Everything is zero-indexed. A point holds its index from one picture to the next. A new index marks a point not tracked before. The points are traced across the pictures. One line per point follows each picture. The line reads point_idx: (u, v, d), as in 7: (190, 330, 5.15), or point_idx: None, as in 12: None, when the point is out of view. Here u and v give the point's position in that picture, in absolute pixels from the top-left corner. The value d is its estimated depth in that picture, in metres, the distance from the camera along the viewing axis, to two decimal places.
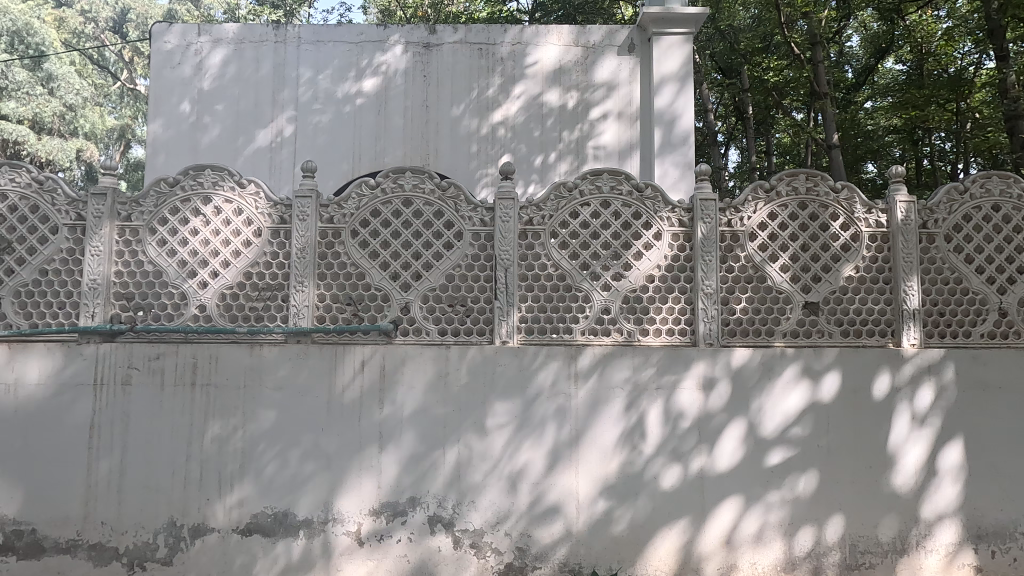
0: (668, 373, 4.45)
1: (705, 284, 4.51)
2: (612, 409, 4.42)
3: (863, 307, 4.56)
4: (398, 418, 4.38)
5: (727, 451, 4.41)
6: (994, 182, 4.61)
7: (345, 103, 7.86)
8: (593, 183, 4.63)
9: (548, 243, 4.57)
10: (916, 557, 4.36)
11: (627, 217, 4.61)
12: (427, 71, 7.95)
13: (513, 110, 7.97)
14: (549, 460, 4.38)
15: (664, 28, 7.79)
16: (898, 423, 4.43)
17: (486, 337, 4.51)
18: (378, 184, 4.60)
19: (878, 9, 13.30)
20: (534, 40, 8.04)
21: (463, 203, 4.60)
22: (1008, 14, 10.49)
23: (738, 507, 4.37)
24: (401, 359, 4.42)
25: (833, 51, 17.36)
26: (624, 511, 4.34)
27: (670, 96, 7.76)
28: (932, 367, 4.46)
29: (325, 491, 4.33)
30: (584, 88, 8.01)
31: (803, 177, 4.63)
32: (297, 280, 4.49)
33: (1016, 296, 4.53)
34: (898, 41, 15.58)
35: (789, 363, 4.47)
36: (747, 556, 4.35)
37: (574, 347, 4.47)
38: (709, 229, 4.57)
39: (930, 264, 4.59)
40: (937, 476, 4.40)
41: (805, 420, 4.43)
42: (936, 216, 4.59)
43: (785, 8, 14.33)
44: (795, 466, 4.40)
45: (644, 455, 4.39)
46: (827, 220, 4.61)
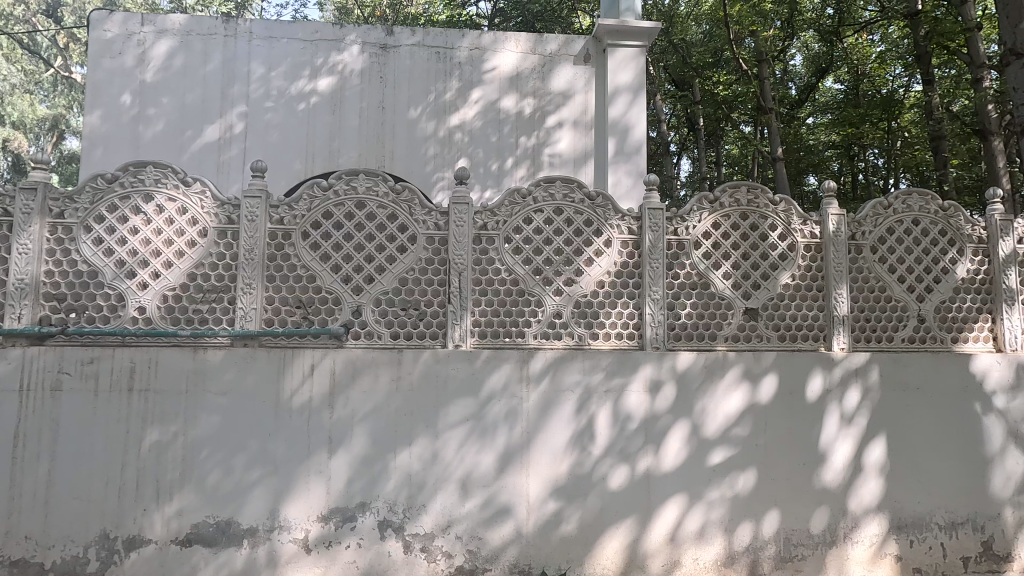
0: (618, 376, 4.58)
1: (652, 289, 4.68)
2: (562, 412, 4.52)
3: (798, 313, 4.83)
4: (348, 422, 4.33)
5: (672, 451, 4.57)
6: (914, 198, 4.98)
7: (298, 102, 7.71)
8: (546, 190, 4.73)
9: (502, 248, 4.63)
10: (843, 548, 4.63)
11: (579, 225, 4.74)
12: (383, 72, 7.90)
13: (471, 114, 8.02)
14: (500, 462, 4.42)
15: (620, 40, 8.07)
16: (829, 422, 4.71)
17: (439, 341, 4.52)
18: (330, 185, 4.55)
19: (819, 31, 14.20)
20: (492, 47, 8.12)
21: (417, 207, 4.60)
22: (935, 43, 11.60)
23: (682, 505, 4.53)
24: (352, 364, 4.37)
25: (777, 69, 18.30)
26: (573, 511, 4.44)
27: (624, 106, 8.02)
28: (859, 370, 4.77)
29: (270, 498, 4.23)
30: (541, 95, 8.17)
31: (744, 190, 4.87)
32: (244, 282, 4.37)
33: (933, 305, 4.90)
34: (836, 62, 16.62)
35: (730, 366, 4.68)
36: (690, 552, 4.51)
37: (526, 351, 4.54)
38: (657, 237, 4.74)
39: (858, 273, 4.92)
40: (862, 472, 4.70)
41: (744, 421, 4.65)
42: (863, 229, 4.92)
43: (734, 26, 15.07)
44: (735, 464, 4.60)
45: (594, 456, 4.50)
46: (766, 231, 4.87)
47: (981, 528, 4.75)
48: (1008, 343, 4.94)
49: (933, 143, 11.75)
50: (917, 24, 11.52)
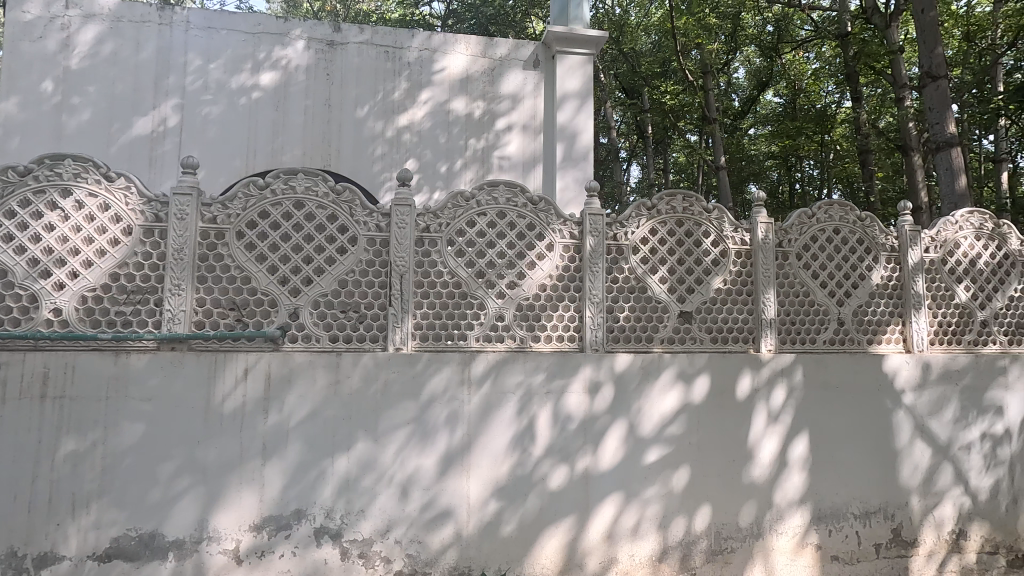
0: (558, 378, 4.67)
1: (592, 292, 4.79)
2: (503, 414, 4.55)
3: (728, 317, 5.06)
4: (283, 428, 4.21)
5: (610, 450, 4.69)
6: (835, 209, 5.33)
7: (239, 96, 7.46)
8: (489, 194, 4.77)
9: (445, 250, 4.63)
10: (769, 539, 4.88)
11: (522, 229, 4.80)
12: (330, 70, 7.76)
13: (419, 115, 7.99)
14: (440, 465, 4.41)
15: (568, 47, 8.28)
16: (756, 420, 4.95)
17: (380, 344, 4.48)
18: (267, 184, 4.42)
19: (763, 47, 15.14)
20: (441, 48, 8.12)
21: (358, 208, 4.54)
22: (861, 63, 12.97)
23: (618, 502, 4.66)
24: (288, 367, 4.26)
25: (722, 81, 19.25)
26: (513, 512, 4.48)
27: (571, 112, 8.18)
28: (784, 370, 5.04)
29: (199, 508, 4.07)
30: (490, 98, 8.25)
31: (680, 198, 5.06)
32: (173, 282, 4.18)
33: (851, 308, 5.25)
34: (775, 77, 17.56)
35: (666, 367, 4.84)
36: (626, 548, 4.64)
37: (468, 353, 4.56)
38: (597, 242, 4.86)
39: (784, 278, 5.20)
40: (787, 467, 4.97)
41: (679, 419, 4.82)
42: (789, 237, 5.21)
43: (681, 37, 15.69)
44: (669, 462, 4.77)
45: (534, 456, 4.57)
46: (700, 237, 5.08)
47: (892, 516, 5.11)
48: (916, 344, 5.34)
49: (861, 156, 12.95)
50: (847, 44, 12.75)
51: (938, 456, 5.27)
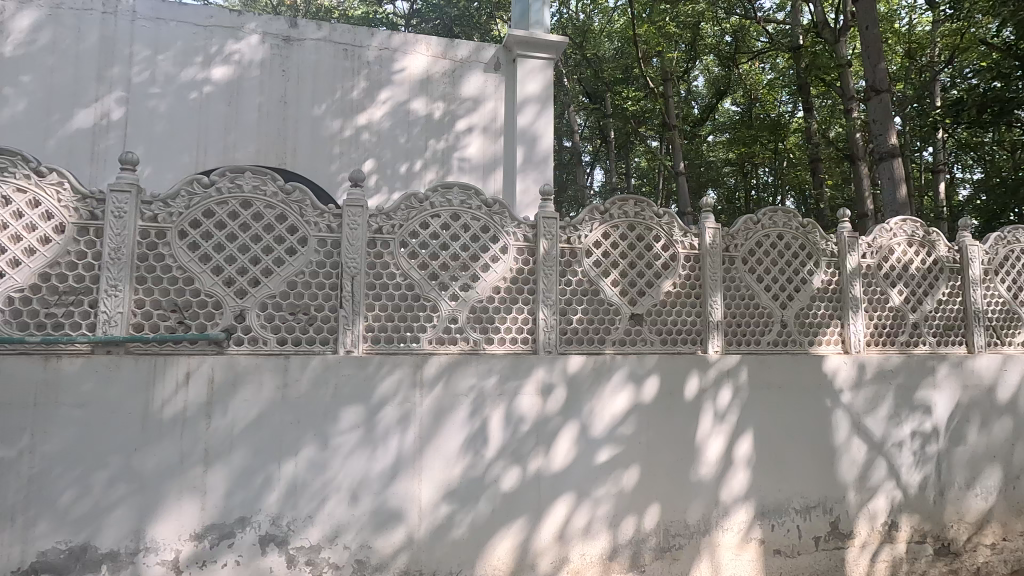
0: (511, 380, 4.69)
1: (546, 295, 4.84)
2: (456, 417, 4.55)
3: (677, 319, 5.21)
4: (227, 434, 4.09)
5: (562, 451, 4.75)
6: (779, 216, 5.54)
7: (189, 90, 7.25)
8: (443, 196, 4.76)
9: (398, 252, 4.60)
10: (715, 535, 5.02)
11: (476, 231, 4.81)
12: (286, 65, 7.64)
13: (378, 115, 8.01)
14: (391, 469, 4.37)
15: (528, 51, 8.49)
16: (704, 420, 5.09)
17: (330, 347, 4.41)
18: (212, 182, 4.29)
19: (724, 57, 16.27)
20: (402, 48, 8.15)
21: (308, 208, 4.46)
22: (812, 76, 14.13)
23: (570, 503, 4.71)
24: (232, 371, 4.14)
25: (683, 89, 20.12)
26: (465, 515, 4.48)
27: (532, 116, 8.49)
28: (730, 371, 5.20)
29: (136, 517, 3.91)
30: (450, 99, 8.34)
31: (632, 203, 5.18)
32: (108, 282, 4.01)
33: (793, 311, 5.47)
34: (733, 86, 18.24)
35: (617, 369, 4.93)
36: (577, 548, 4.70)
37: (420, 356, 4.54)
38: (551, 245, 4.91)
39: (731, 282, 5.38)
40: (732, 464, 5.13)
41: (629, 420, 4.92)
42: (735, 242, 5.40)
43: (645, 45, 16.21)
44: (620, 462, 4.86)
45: (486, 458, 4.58)
46: (651, 241, 5.20)
47: (830, 510, 5.34)
48: (853, 345, 5.60)
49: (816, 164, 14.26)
50: (800, 57, 13.61)
51: (873, 452, 5.54)
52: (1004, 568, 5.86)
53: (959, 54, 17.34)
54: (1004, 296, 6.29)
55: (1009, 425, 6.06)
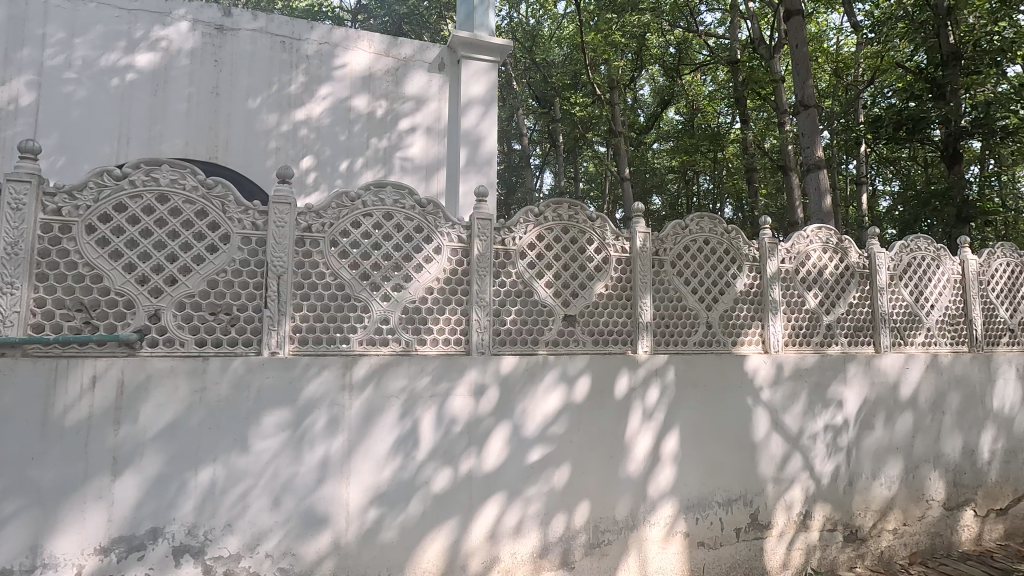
0: (443, 381, 4.68)
1: (479, 296, 4.86)
2: (386, 418, 4.49)
3: (609, 320, 5.35)
4: (138, 440, 3.88)
5: (494, 452, 4.77)
6: (705, 222, 5.79)
7: (110, 76, 7.00)
8: (376, 195, 4.70)
9: (327, 251, 4.50)
10: (642, 530, 5.18)
11: (410, 231, 4.77)
12: (218, 55, 7.52)
13: (318, 110, 7.96)
14: (317, 473, 4.26)
15: (472, 53, 8.63)
16: (633, 418, 5.25)
17: (253, 348, 4.26)
18: (125, 175, 4.06)
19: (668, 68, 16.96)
20: (343, 44, 8.14)
21: (231, 204, 4.29)
22: (748, 89, 14.99)
23: (501, 502, 4.74)
24: (145, 375, 3.93)
25: (629, 96, 20.84)
26: (394, 518, 4.42)
27: (476, 118, 8.61)
28: (658, 370, 5.39)
29: (32, 532, 3.64)
30: (393, 98, 8.37)
31: (566, 206, 5.28)
32: (4, 280, 3.71)
33: (718, 312, 5.73)
34: (675, 96, 19.05)
35: (549, 369, 5.01)
36: (508, 547, 4.73)
37: (350, 357, 4.45)
38: (485, 246, 4.93)
39: (660, 284, 5.58)
40: (659, 461, 5.31)
41: (561, 419, 5.00)
42: (665, 246, 5.60)
43: (592, 52, 16.75)
44: (551, 460, 4.94)
45: (417, 460, 4.54)
46: (584, 244, 5.32)
47: (750, 502, 5.62)
48: (773, 345, 5.92)
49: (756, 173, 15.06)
50: (737, 71, 14.46)
51: (790, 446, 5.86)
52: (904, 551, 6.33)
53: (880, 75, 18.73)
54: (907, 300, 6.81)
55: (911, 419, 6.53)
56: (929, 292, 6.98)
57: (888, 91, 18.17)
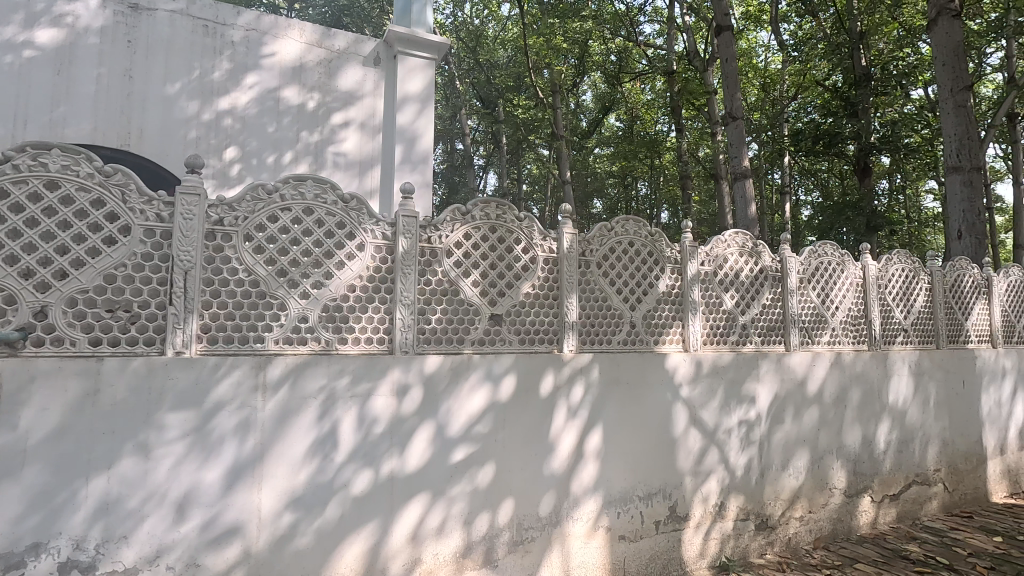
0: (364, 381, 4.58)
1: (403, 295, 4.78)
2: (303, 419, 4.34)
3: (535, 319, 5.41)
4: (19, 448, 3.55)
5: (417, 452, 4.71)
6: (630, 224, 5.97)
7: (5, 51, 6.43)
8: (295, 189, 4.54)
9: (240, 246, 4.31)
10: (565, 526, 5.27)
11: (331, 227, 4.63)
12: (132, 36, 7.06)
13: (243, 100, 7.61)
14: (226, 478, 4.05)
15: (409, 49, 8.50)
16: (557, 415, 5.33)
17: (156, 348, 4.00)
18: (7, 159, 3.72)
19: (608, 75, 17.43)
20: (272, 31, 7.83)
21: (132, 193, 4.02)
22: (682, 99, 15.63)
23: (424, 503, 4.69)
24: (29, 376, 3.61)
25: (571, 101, 21.25)
26: (311, 523, 4.28)
27: (412, 115, 8.41)
28: (583, 369, 5.50)
29: None
30: (325, 91, 8.14)
31: (493, 206, 5.29)
32: None
33: (641, 312, 5.92)
34: (615, 102, 19.61)
35: (474, 368, 5.01)
36: (430, 548, 4.68)
37: (263, 357, 4.27)
38: (410, 244, 4.86)
39: (586, 285, 5.70)
40: (583, 458, 5.41)
41: (485, 418, 5.01)
42: (591, 247, 5.73)
43: (535, 55, 16.98)
44: (475, 460, 4.93)
45: (336, 462, 4.41)
46: (511, 244, 5.35)
47: (669, 496, 5.83)
48: (692, 344, 6.17)
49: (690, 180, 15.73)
50: (673, 81, 15.08)
51: (707, 441, 6.12)
52: (809, 536, 6.77)
53: (802, 91, 20.02)
54: (815, 302, 7.29)
55: (818, 414, 6.99)
56: (835, 294, 7.51)
57: (809, 108, 19.43)
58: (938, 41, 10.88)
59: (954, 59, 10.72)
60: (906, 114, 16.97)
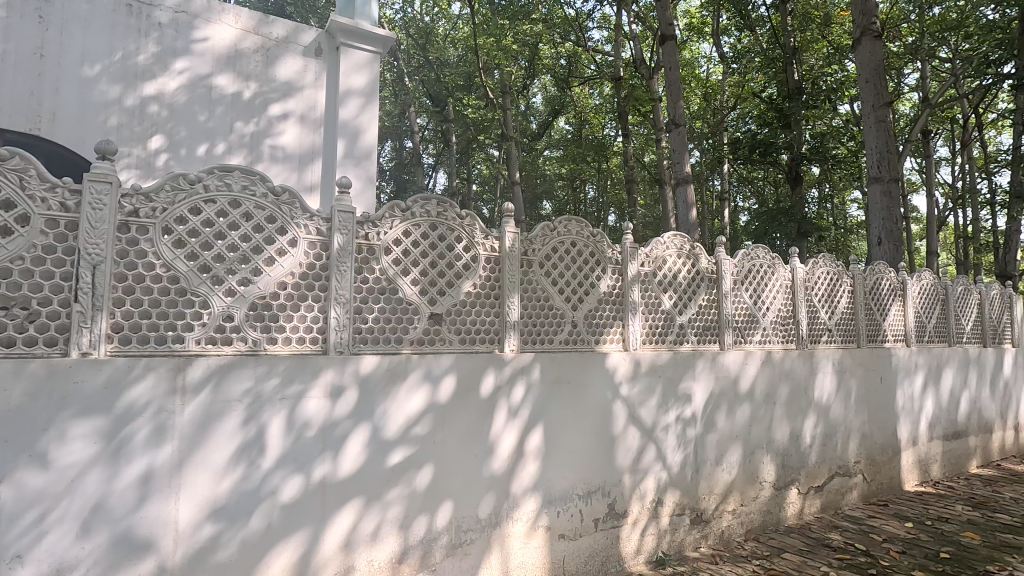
0: (295, 383, 4.37)
1: (339, 293, 4.60)
2: (227, 424, 4.10)
3: (476, 319, 5.35)
4: None
5: (350, 456, 4.54)
6: (573, 224, 6.01)
7: None
8: (221, 179, 4.28)
9: (158, 239, 4.02)
10: (504, 527, 5.22)
11: (260, 221, 4.40)
12: (45, 13, 6.54)
13: (172, 86, 7.15)
14: (139, 489, 3.77)
15: (353, 41, 8.28)
16: (497, 416, 5.28)
17: (59, 349, 3.67)
18: None
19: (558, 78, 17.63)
20: (204, 15, 7.42)
21: (32, 179, 3.68)
22: (629, 105, 15.99)
23: (358, 508, 4.53)
24: None
25: (521, 102, 21.35)
26: (234, 533, 4.04)
27: (355, 110, 8.21)
28: (524, 369, 5.48)
29: None
30: (262, 80, 7.77)
31: (434, 203, 5.18)
32: None
33: (582, 311, 5.97)
34: (564, 105, 19.86)
35: (412, 369, 4.89)
36: (363, 555, 4.52)
37: (183, 358, 4.01)
38: (347, 240, 4.68)
39: (528, 284, 5.69)
40: (523, 458, 5.39)
41: (424, 420, 4.89)
42: (533, 247, 5.72)
43: (485, 54, 16.95)
44: (413, 462, 4.81)
45: (262, 469, 4.19)
46: (452, 242, 5.26)
47: (608, 493, 5.90)
48: (632, 343, 6.28)
49: (636, 184, 16.11)
50: (619, 87, 15.41)
51: (645, 439, 6.23)
52: (741, 529, 7.02)
53: (741, 102, 20.92)
54: (748, 304, 7.59)
55: (750, 411, 7.27)
56: (766, 296, 7.85)
57: (746, 118, 20.32)
58: (862, 60, 11.58)
59: (875, 77, 11.45)
60: (833, 127, 18.04)
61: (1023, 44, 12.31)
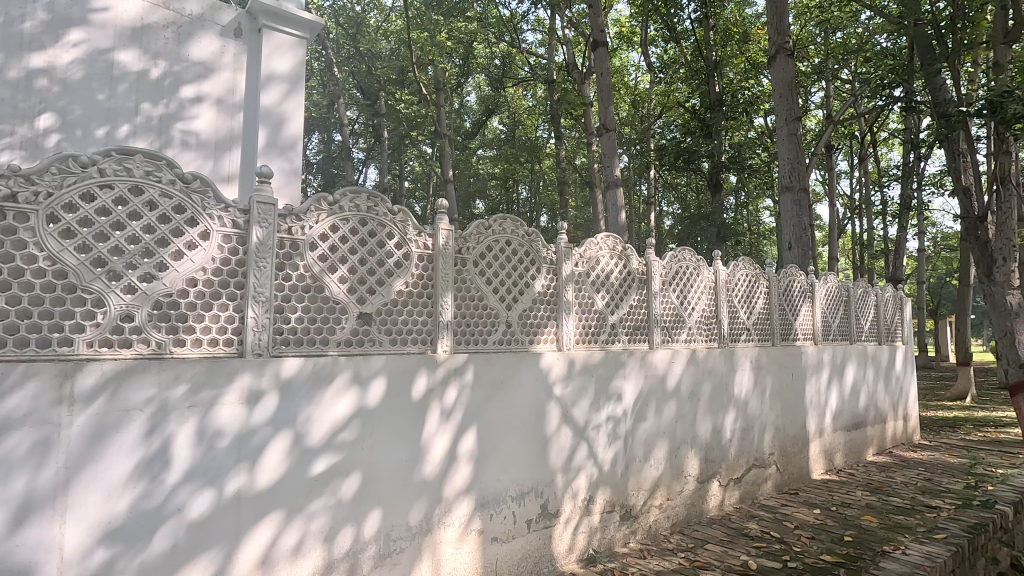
0: (206, 389, 4.00)
1: (257, 291, 4.28)
2: (125, 436, 3.67)
3: (408, 319, 5.14)
4: None
5: (269, 466, 4.22)
6: (508, 223, 5.94)
7: None
8: (119, 163, 3.84)
9: (42, 229, 3.54)
10: (436, 533, 5.06)
11: (166, 210, 3.99)
12: None
13: (65, 59, 6.40)
14: (14, 512, 3.30)
15: (276, 24, 7.81)
16: (430, 419, 5.11)
17: None
18: None
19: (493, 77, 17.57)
20: None
21: None
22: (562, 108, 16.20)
23: (278, 522, 4.21)
24: None
25: (455, 99, 21.11)
26: (133, 557, 3.63)
27: (278, 96, 7.78)
28: (457, 370, 5.34)
29: None
30: (172, 59, 7.12)
31: (364, 197, 4.93)
32: None
33: (517, 311, 5.92)
34: (498, 105, 19.84)
35: (339, 371, 4.62)
36: (282, 572, 4.22)
37: (71, 363, 3.55)
38: (267, 235, 4.36)
39: (461, 283, 5.56)
40: (455, 461, 5.25)
41: (351, 425, 4.64)
42: (467, 245, 5.59)
43: (419, 49, 16.61)
44: (339, 470, 4.55)
45: (167, 484, 3.79)
46: (384, 238, 5.03)
47: (541, 493, 5.88)
48: (566, 343, 6.29)
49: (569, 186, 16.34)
50: (552, 90, 15.55)
51: (577, 437, 6.27)
52: (667, 522, 7.24)
53: (666, 110, 21.77)
54: (675, 304, 7.84)
55: (676, 408, 7.51)
56: (691, 296, 8.15)
57: (672, 126, 21.18)
58: (777, 76, 12.31)
59: (788, 92, 12.22)
60: (749, 138, 19.16)
61: (912, 71, 13.61)
